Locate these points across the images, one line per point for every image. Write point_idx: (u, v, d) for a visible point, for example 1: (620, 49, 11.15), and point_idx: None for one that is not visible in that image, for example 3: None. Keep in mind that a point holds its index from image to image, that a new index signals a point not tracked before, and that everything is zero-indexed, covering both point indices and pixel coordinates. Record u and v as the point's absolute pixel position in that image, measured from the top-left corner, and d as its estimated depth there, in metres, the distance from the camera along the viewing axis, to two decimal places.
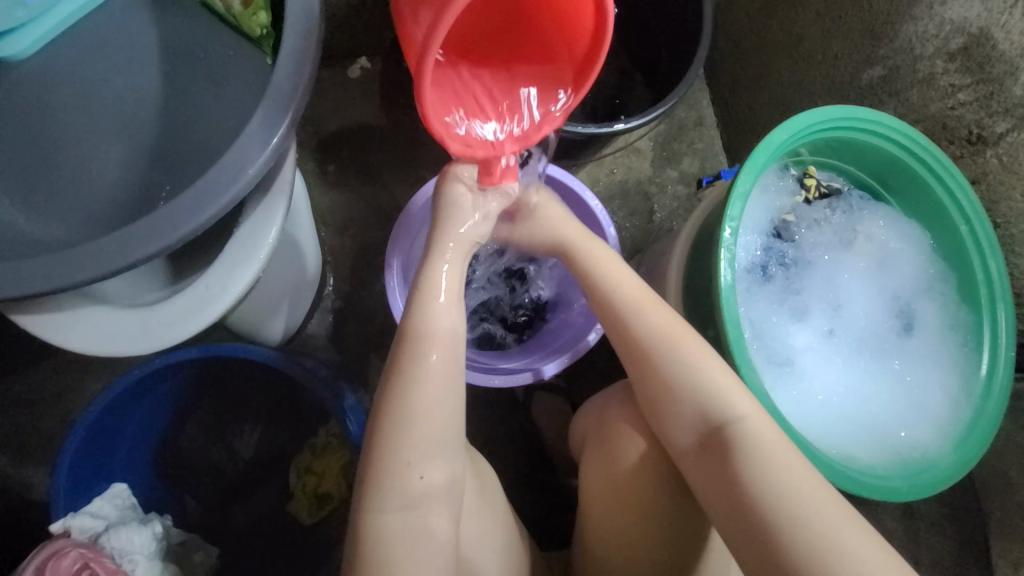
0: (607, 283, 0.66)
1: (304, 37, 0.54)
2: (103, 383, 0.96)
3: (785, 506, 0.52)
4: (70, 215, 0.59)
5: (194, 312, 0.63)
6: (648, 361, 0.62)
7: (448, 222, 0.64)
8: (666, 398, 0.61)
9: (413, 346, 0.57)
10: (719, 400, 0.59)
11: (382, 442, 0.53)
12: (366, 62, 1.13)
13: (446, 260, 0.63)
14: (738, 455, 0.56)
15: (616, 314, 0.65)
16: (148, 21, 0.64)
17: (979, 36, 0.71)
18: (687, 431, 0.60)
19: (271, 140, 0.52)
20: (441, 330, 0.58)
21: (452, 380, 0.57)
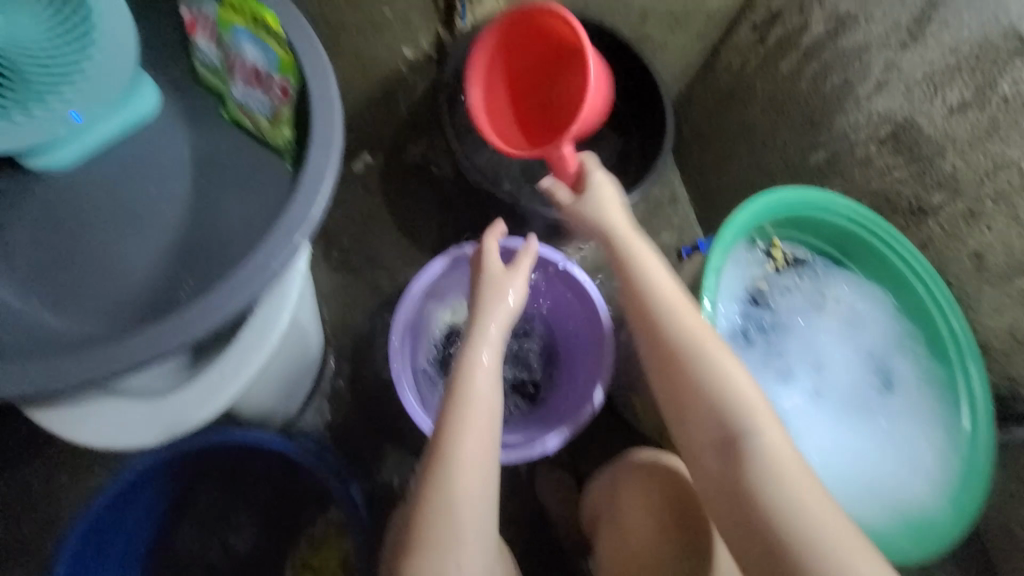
0: (647, 278, 0.68)
1: (324, 148, 0.60)
2: (99, 474, 0.95)
3: (787, 505, 0.54)
4: (101, 315, 0.64)
5: (205, 398, 0.65)
6: (672, 349, 0.64)
7: (487, 305, 0.70)
8: (688, 387, 0.62)
9: (456, 437, 0.62)
10: (733, 398, 0.60)
11: (431, 522, 0.59)
12: (368, 155, 1.22)
13: (492, 339, 0.68)
14: (745, 452, 0.57)
15: (648, 305, 0.67)
16: (186, 135, 0.73)
17: (905, 123, 0.82)
18: (701, 421, 0.61)
19: (293, 239, 0.56)
20: (484, 419, 0.64)
21: (492, 460, 0.63)
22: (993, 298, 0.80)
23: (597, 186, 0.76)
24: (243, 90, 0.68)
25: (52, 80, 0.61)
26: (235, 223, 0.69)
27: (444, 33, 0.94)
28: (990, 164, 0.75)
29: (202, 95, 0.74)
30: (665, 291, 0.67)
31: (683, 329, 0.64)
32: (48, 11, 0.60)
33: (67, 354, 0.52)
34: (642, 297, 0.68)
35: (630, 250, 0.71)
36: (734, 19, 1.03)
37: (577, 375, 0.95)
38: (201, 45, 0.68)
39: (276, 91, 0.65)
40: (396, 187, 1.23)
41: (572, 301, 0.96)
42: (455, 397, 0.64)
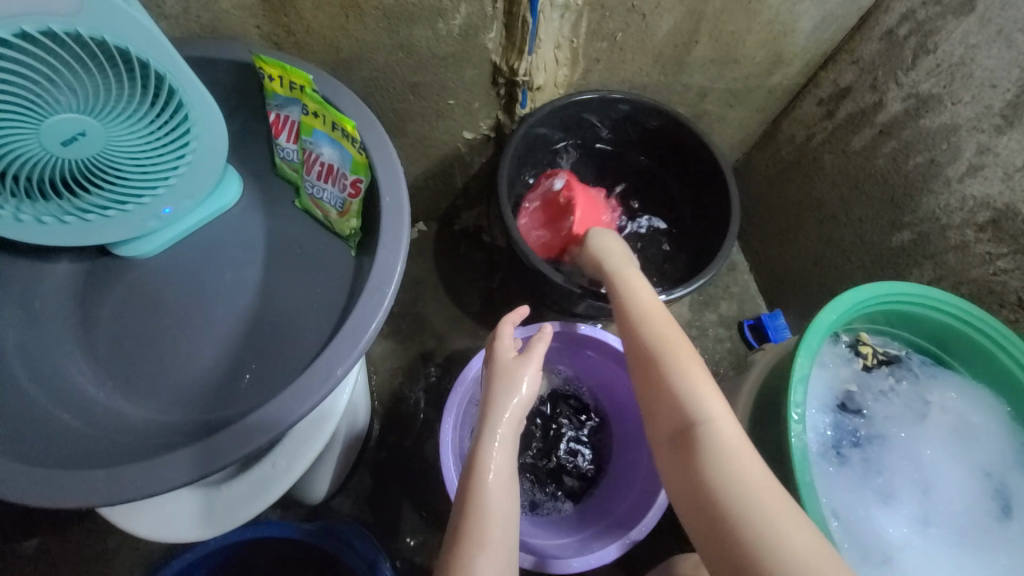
0: (622, 285, 0.72)
1: (392, 250, 0.60)
2: (133, 551, 0.92)
3: (745, 504, 0.53)
4: (167, 402, 0.66)
5: (257, 492, 0.64)
6: (642, 340, 0.64)
7: (499, 401, 0.66)
8: (654, 377, 0.61)
9: (471, 554, 0.57)
10: (691, 397, 0.59)
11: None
12: (423, 224, 1.26)
13: (503, 427, 0.64)
14: (702, 444, 0.56)
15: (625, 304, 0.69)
16: (263, 222, 0.77)
17: (1006, 211, 0.74)
18: (662, 421, 0.60)
19: (364, 333, 0.56)
20: (499, 520, 0.59)
21: (515, 554, 0.60)
22: None
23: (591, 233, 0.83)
24: (318, 184, 0.71)
25: (149, 180, 0.65)
26: (300, 310, 0.71)
27: (504, 118, 0.97)
28: None
29: (280, 183, 0.79)
30: (642, 297, 0.70)
31: (649, 322, 0.66)
32: (145, 120, 0.60)
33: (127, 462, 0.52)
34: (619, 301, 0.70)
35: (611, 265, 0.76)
36: (799, 92, 1.01)
37: (637, 468, 0.88)
38: (283, 142, 0.73)
39: (348, 187, 0.68)
40: (448, 253, 1.25)
41: (629, 385, 0.91)
42: (474, 490, 0.61)
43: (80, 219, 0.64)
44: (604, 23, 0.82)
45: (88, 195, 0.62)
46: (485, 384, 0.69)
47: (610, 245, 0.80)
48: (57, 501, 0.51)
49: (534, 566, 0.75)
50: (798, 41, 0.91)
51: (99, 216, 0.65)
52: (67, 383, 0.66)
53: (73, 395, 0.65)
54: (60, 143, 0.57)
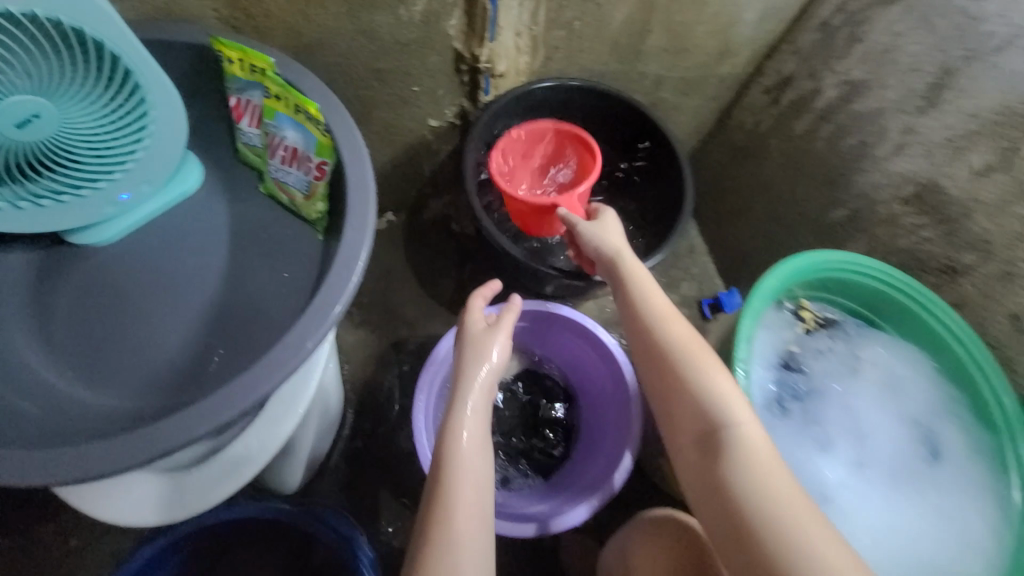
0: (632, 284, 0.70)
1: (356, 228, 0.62)
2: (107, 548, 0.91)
3: (767, 509, 0.54)
4: (128, 388, 0.65)
5: (228, 473, 0.65)
6: (660, 344, 0.65)
7: (470, 370, 0.68)
8: (677, 382, 0.63)
9: (446, 509, 0.60)
10: (715, 401, 0.60)
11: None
12: (391, 215, 1.26)
13: (475, 397, 0.67)
14: (726, 449, 0.58)
15: (638, 306, 0.68)
16: (227, 208, 0.77)
17: (928, 185, 0.82)
18: (686, 425, 0.61)
19: (333, 309, 0.58)
20: (475, 485, 0.62)
21: (491, 522, 0.62)
22: None
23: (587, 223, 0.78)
24: (282, 168, 0.72)
25: (104, 165, 0.64)
26: (267, 294, 0.71)
27: (469, 106, 1.00)
28: (1022, 227, 0.73)
29: (244, 171, 0.79)
30: (655, 298, 0.69)
31: (666, 324, 0.66)
32: (101, 100, 0.60)
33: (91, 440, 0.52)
34: (632, 302, 0.69)
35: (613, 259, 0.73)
36: (746, 81, 1.07)
37: (603, 437, 0.93)
38: (245, 127, 0.73)
39: (313, 170, 0.68)
40: (418, 243, 1.26)
41: (592, 358, 0.96)
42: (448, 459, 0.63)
43: (34, 205, 0.62)
44: (562, 12, 0.86)
45: (42, 180, 0.61)
46: (457, 354, 0.72)
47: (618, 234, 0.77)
48: (17, 480, 0.50)
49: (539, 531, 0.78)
50: (743, 32, 0.97)
51: (54, 202, 0.63)
52: (25, 370, 0.65)
53: (33, 384, 0.64)
54: (14, 125, 0.56)
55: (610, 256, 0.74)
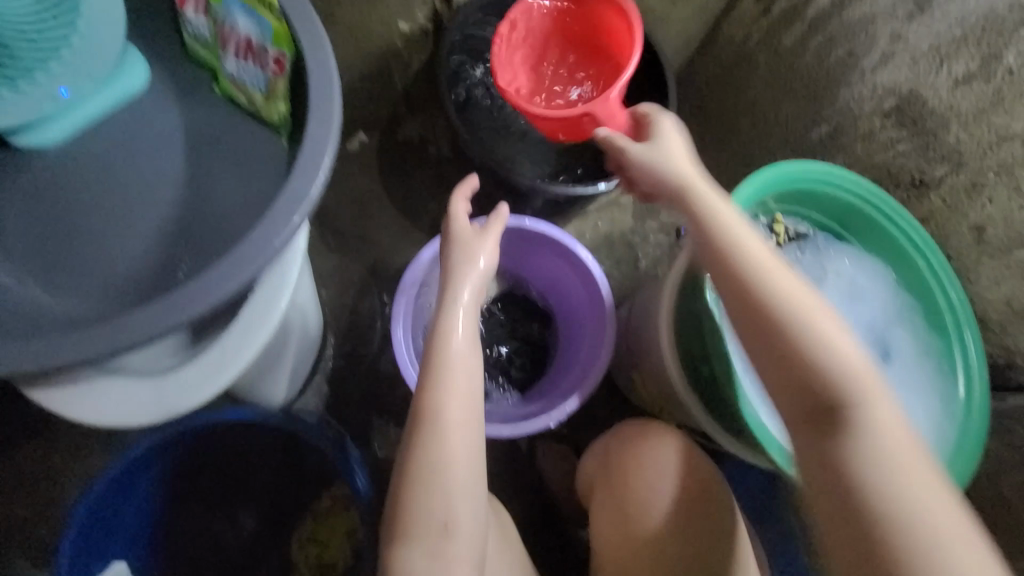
0: (729, 235, 0.59)
1: (323, 123, 0.58)
2: (100, 458, 0.95)
3: (889, 488, 0.50)
4: (93, 295, 0.63)
5: (207, 378, 0.65)
6: (770, 306, 0.55)
7: (457, 279, 0.68)
8: (795, 351, 0.54)
9: (435, 401, 0.62)
10: (836, 375, 0.53)
11: (412, 481, 0.60)
12: (363, 134, 1.19)
13: (465, 306, 0.67)
14: (851, 425, 0.52)
15: (739, 261, 0.58)
16: (179, 109, 0.71)
17: (909, 97, 0.81)
18: (797, 399, 0.55)
19: (302, 202, 0.56)
20: (461, 385, 0.64)
21: (478, 419, 0.64)
22: (991, 270, 0.77)
23: (663, 158, 0.65)
24: (237, 64, 0.66)
25: (40, 55, 0.60)
26: (227, 200, 0.67)
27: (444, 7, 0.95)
28: (994, 137, 0.74)
29: (194, 69, 0.72)
30: (758, 251, 0.58)
31: (779, 283, 0.56)
32: None
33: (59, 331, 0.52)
34: (730, 257, 0.58)
35: (700, 204, 0.62)
36: None
37: (577, 351, 0.96)
38: (191, 15, 0.67)
39: (271, 65, 0.63)
40: (392, 166, 1.20)
41: (570, 277, 0.97)
42: (435, 362, 0.64)
43: None
44: None
45: None
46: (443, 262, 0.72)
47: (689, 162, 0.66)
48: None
49: (515, 434, 0.82)
50: None
51: None
52: None
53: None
54: None
55: (697, 200, 0.62)
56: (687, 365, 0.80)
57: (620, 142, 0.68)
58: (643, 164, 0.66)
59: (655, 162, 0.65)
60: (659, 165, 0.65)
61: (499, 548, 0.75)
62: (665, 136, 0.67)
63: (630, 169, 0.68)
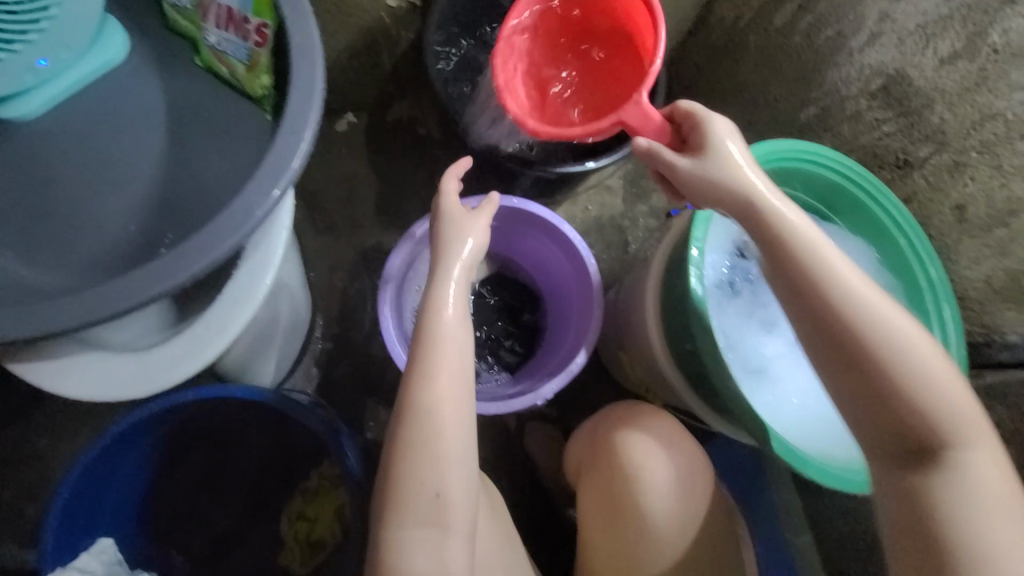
0: (820, 266, 0.57)
1: (305, 93, 0.57)
2: (86, 437, 0.94)
3: (979, 527, 0.51)
4: (74, 269, 0.62)
5: (192, 353, 0.64)
6: (872, 345, 0.55)
7: (448, 254, 0.69)
8: (895, 391, 0.54)
9: (426, 372, 0.63)
10: (936, 417, 0.54)
11: (405, 450, 0.61)
12: (352, 115, 1.18)
13: (456, 280, 0.67)
14: (947, 464, 0.54)
15: (839, 298, 0.56)
16: (160, 80, 0.70)
17: (896, 76, 0.80)
18: (892, 438, 0.55)
19: (285, 172, 0.55)
20: (452, 358, 0.64)
21: (469, 392, 0.64)
22: (972, 249, 0.78)
23: (730, 173, 0.61)
24: (218, 34, 0.65)
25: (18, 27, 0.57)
26: (210, 174, 0.66)
27: None
28: (977, 116, 0.74)
29: (174, 40, 0.71)
30: (861, 286, 0.56)
31: (887, 323, 0.55)
32: None
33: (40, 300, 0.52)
34: (823, 292, 0.56)
35: (781, 229, 0.59)
36: None
37: (565, 331, 0.96)
38: None
39: (253, 35, 0.62)
40: (381, 147, 1.18)
41: (558, 257, 0.97)
42: (425, 336, 0.64)
43: None
44: None
45: None
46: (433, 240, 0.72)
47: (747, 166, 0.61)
48: None
49: (501, 410, 0.83)
50: None
51: None
52: None
53: None
54: None
55: (778, 224, 0.59)
56: (672, 344, 0.81)
57: (667, 155, 0.63)
58: (705, 173, 0.61)
59: (726, 176, 0.61)
60: (728, 181, 0.61)
61: (486, 522, 0.76)
62: (726, 143, 0.61)
63: (689, 181, 0.62)
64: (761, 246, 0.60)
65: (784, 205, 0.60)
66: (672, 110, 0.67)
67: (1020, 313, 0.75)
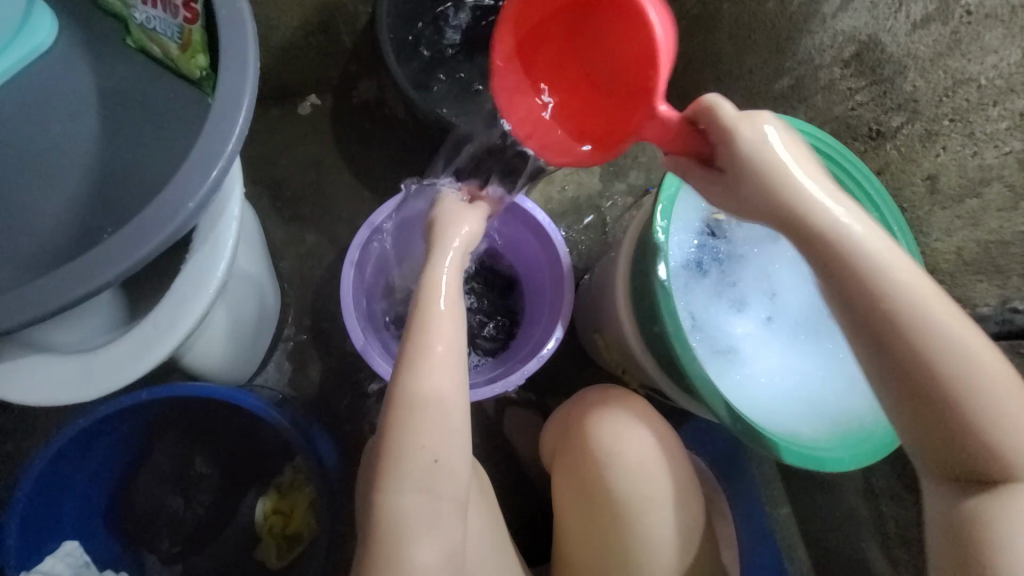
0: (893, 291, 0.51)
1: (238, 72, 0.54)
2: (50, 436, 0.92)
3: None
4: (8, 267, 0.59)
5: (143, 349, 0.62)
6: (931, 371, 0.50)
7: (447, 231, 0.69)
8: (965, 428, 0.51)
9: (420, 345, 0.62)
10: (1004, 447, 0.50)
11: (403, 424, 0.59)
12: (316, 97, 1.14)
13: (452, 256, 0.67)
14: (1009, 483, 0.51)
15: (914, 329, 0.50)
16: (91, 61, 0.65)
17: (869, 42, 0.77)
18: (953, 463, 0.53)
19: (222, 156, 0.53)
20: (450, 331, 0.63)
21: (459, 369, 0.63)
22: (943, 221, 0.78)
23: (781, 176, 0.52)
24: (146, 11, 0.61)
25: None
26: (148, 161, 0.62)
27: None
28: (949, 81, 0.71)
29: (106, 19, 0.67)
30: (939, 315, 0.50)
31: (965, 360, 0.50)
32: None
33: None
34: (881, 304, 0.51)
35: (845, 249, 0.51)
36: None
37: (540, 315, 0.95)
38: None
39: (183, 11, 0.58)
40: (348, 131, 1.14)
41: (531, 241, 0.95)
42: (419, 308, 0.63)
43: None
44: None
45: None
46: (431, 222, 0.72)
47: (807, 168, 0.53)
48: None
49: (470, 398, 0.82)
50: None
51: None
52: None
53: None
54: None
55: (844, 244, 0.51)
56: (642, 325, 0.80)
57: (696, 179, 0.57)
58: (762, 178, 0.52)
59: (783, 186, 0.52)
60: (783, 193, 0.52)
61: (476, 503, 0.74)
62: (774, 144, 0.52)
63: (735, 195, 0.54)
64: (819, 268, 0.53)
65: (848, 213, 0.52)
66: (695, 108, 0.54)
67: (990, 286, 0.73)
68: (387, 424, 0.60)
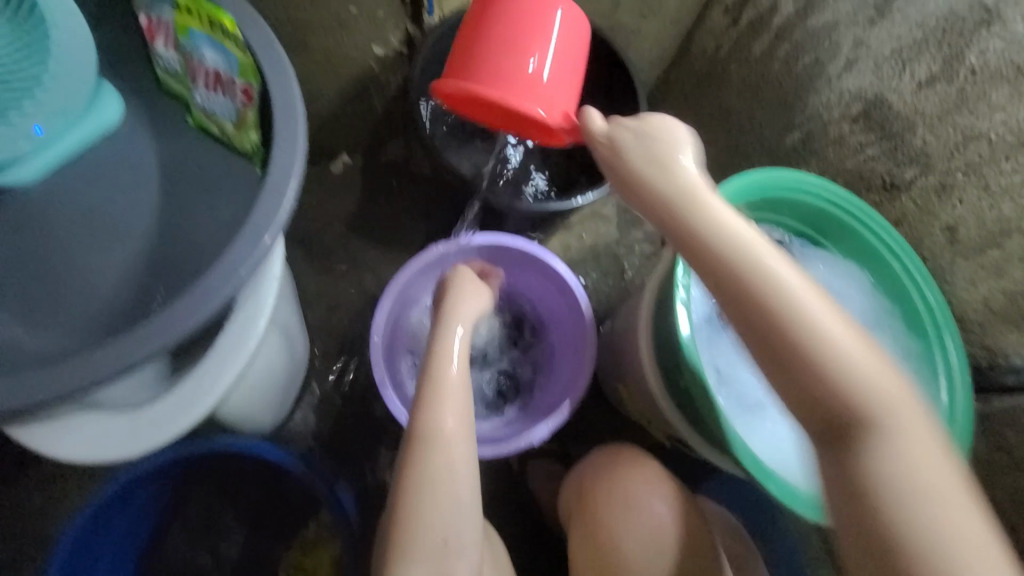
0: (750, 264, 0.50)
1: (289, 152, 0.60)
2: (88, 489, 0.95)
3: (920, 507, 0.46)
4: (69, 328, 0.64)
5: (185, 408, 0.64)
6: (779, 326, 0.50)
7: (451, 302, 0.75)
8: (830, 385, 0.49)
9: (432, 418, 0.64)
10: (860, 393, 0.49)
11: (414, 500, 0.61)
12: (346, 157, 1.21)
13: (459, 330, 0.72)
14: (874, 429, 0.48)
15: (770, 297, 0.50)
16: (155, 141, 0.72)
17: (876, 100, 0.81)
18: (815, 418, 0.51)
19: (267, 230, 0.57)
20: (460, 402, 0.67)
21: (470, 443, 0.66)
22: (967, 271, 0.78)
23: (646, 163, 0.55)
24: (206, 95, 0.67)
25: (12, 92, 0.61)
26: (202, 229, 0.68)
27: (413, 29, 1.01)
28: (959, 137, 0.74)
29: (167, 103, 0.74)
30: (790, 286, 0.50)
31: (839, 339, 0.49)
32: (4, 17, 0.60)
33: (36, 369, 0.53)
34: (736, 277, 0.51)
35: (719, 246, 0.52)
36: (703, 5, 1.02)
37: (563, 364, 0.95)
38: (161, 49, 0.67)
39: (240, 96, 0.64)
40: (376, 187, 1.21)
41: (551, 291, 0.97)
42: (430, 379, 0.66)
43: None
44: None
45: None
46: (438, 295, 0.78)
47: (656, 146, 0.56)
48: None
49: (493, 453, 0.82)
50: None
51: None
52: None
53: None
54: None
55: (690, 215, 0.53)
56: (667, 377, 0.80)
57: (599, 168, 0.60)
58: (620, 160, 0.57)
59: (648, 176, 0.55)
60: (654, 179, 0.55)
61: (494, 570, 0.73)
62: (642, 147, 0.56)
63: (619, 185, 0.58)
64: (687, 253, 0.53)
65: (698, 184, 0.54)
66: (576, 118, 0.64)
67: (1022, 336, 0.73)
68: (397, 499, 0.61)
